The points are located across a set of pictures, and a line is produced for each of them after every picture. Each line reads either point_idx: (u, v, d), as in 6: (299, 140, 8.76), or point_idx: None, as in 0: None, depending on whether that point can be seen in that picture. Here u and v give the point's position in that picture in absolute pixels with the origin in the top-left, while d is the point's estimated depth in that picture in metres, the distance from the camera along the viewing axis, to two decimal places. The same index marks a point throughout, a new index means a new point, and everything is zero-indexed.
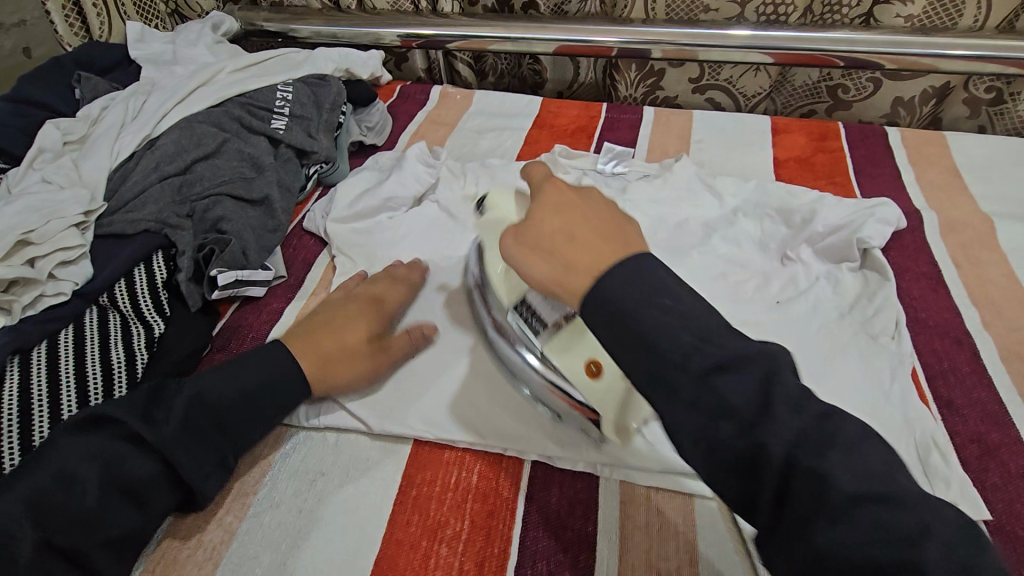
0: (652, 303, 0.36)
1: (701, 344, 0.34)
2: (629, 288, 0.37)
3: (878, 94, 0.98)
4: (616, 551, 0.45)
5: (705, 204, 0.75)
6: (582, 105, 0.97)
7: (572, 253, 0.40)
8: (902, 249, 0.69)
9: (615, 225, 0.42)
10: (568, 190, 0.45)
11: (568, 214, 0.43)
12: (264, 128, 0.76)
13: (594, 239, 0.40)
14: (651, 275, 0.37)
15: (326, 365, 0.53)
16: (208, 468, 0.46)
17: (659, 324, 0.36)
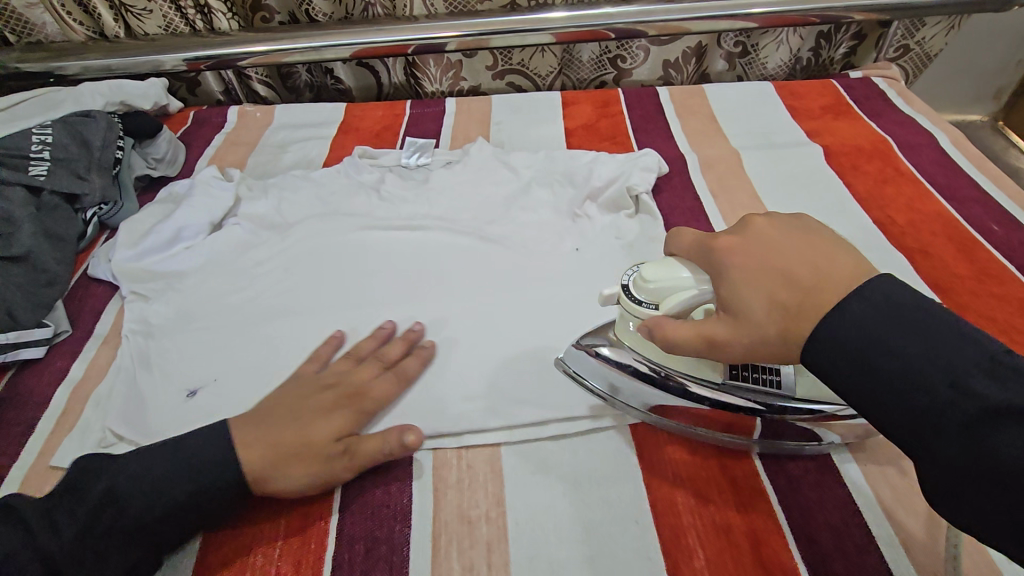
0: (888, 325, 0.36)
1: (975, 399, 0.33)
2: (885, 342, 0.36)
3: (650, 60, 1.10)
4: (431, 515, 0.47)
5: (504, 180, 0.80)
6: (386, 105, 0.99)
7: (798, 319, 0.38)
8: (670, 191, 0.78)
9: (820, 252, 0.40)
10: (740, 239, 0.43)
11: (769, 256, 0.41)
12: (19, 177, 0.69)
13: (818, 283, 0.38)
14: (906, 323, 0.36)
15: (275, 462, 0.47)
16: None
17: (878, 351, 0.36)
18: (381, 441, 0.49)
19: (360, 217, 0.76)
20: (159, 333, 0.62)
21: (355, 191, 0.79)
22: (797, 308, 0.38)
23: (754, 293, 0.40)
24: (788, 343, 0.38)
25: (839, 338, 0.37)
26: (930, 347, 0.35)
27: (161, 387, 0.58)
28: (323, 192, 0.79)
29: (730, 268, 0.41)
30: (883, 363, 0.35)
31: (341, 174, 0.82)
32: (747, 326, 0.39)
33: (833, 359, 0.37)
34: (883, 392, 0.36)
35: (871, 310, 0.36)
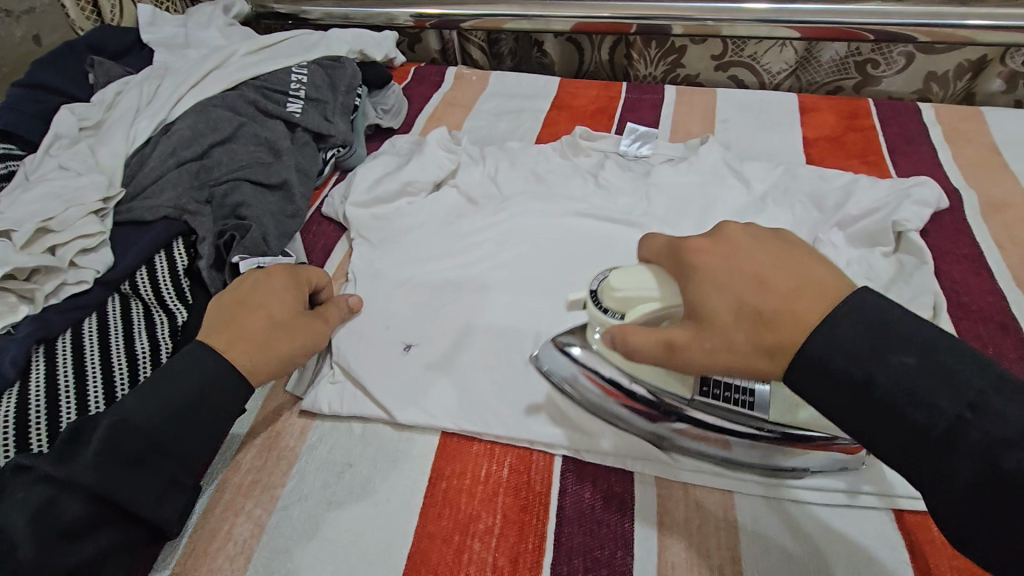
0: (850, 325, 0.33)
1: (938, 389, 0.31)
2: (853, 361, 0.32)
3: (909, 69, 0.94)
4: (653, 548, 0.44)
5: (733, 189, 0.72)
6: (601, 85, 0.95)
7: (774, 333, 0.34)
8: (941, 231, 0.66)
9: (794, 264, 0.36)
10: (715, 245, 0.38)
11: (741, 264, 0.36)
12: (280, 111, 0.74)
13: (786, 304, 0.34)
14: (862, 318, 0.33)
15: (270, 343, 0.50)
16: (165, 507, 0.43)
17: (843, 351, 0.32)
18: (338, 310, 0.57)
19: (575, 202, 0.72)
20: (384, 280, 0.64)
21: (572, 174, 0.76)
22: (773, 317, 0.34)
23: (730, 303, 0.35)
24: (756, 352, 0.34)
25: (822, 349, 0.33)
26: (887, 337, 0.33)
27: (381, 333, 0.58)
28: (538, 168, 0.77)
29: (699, 277, 0.37)
30: (846, 365, 0.32)
31: (556, 153, 0.79)
32: (716, 331, 0.35)
33: (816, 375, 0.33)
34: (852, 389, 0.32)
35: (844, 323, 0.33)
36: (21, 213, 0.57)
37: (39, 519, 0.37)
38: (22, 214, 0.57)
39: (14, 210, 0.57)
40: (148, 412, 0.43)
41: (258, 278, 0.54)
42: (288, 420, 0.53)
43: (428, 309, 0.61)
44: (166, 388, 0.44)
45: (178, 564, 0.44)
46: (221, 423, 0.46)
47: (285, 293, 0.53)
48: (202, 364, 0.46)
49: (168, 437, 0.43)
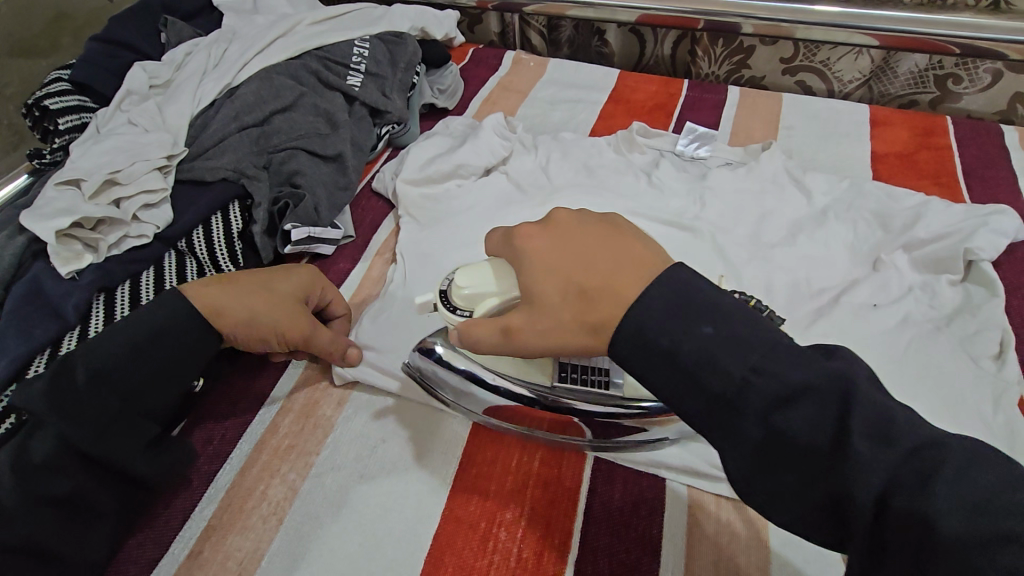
0: (683, 311, 0.34)
1: (779, 381, 0.31)
2: (663, 329, 0.34)
3: (995, 88, 0.88)
4: (682, 557, 0.43)
5: (792, 200, 0.69)
6: (662, 81, 0.92)
7: (587, 312, 0.37)
8: (1016, 263, 0.62)
9: (615, 244, 0.39)
10: (545, 228, 0.41)
11: (570, 246, 0.39)
12: (341, 84, 0.75)
13: (603, 282, 0.36)
14: (693, 304, 0.34)
15: (242, 291, 0.49)
16: (135, 448, 0.43)
17: (677, 333, 0.33)
18: (333, 334, 0.52)
19: (626, 200, 0.71)
20: (430, 259, 0.64)
21: (624, 170, 0.74)
22: (590, 297, 0.36)
23: (553, 283, 0.38)
24: (584, 330, 0.37)
25: (640, 333, 0.34)
26: (734, 334, 0.33)
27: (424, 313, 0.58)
28: (590, 161, 0.76)
29: (526, 261, 0.40)
30: (678, 348, 0.33)
31: (611, 147, 0.78)
32: (544, 313, 0.38)
33: (647, 363, 0.34)
34: (704, 386, 0.33)
35: (668, 301, 0.34)
36: (90, 164, 0.59)
37: (18, 458, 0.41)
38: (91, 165, 0.59)
39: (84, 160, 0.59)
40: (101, 352, 0.43)
41: (285, 270, 0.53)
42: (326, 390, 0.54)
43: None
44: (114, 330, 0.44)
45: (213, 517, 0.46)
46: (173, 363, 0.45)
47: (297, 292, 0.52)
48: (155, 308, 0.46)
49: (120, 376, 0.43)
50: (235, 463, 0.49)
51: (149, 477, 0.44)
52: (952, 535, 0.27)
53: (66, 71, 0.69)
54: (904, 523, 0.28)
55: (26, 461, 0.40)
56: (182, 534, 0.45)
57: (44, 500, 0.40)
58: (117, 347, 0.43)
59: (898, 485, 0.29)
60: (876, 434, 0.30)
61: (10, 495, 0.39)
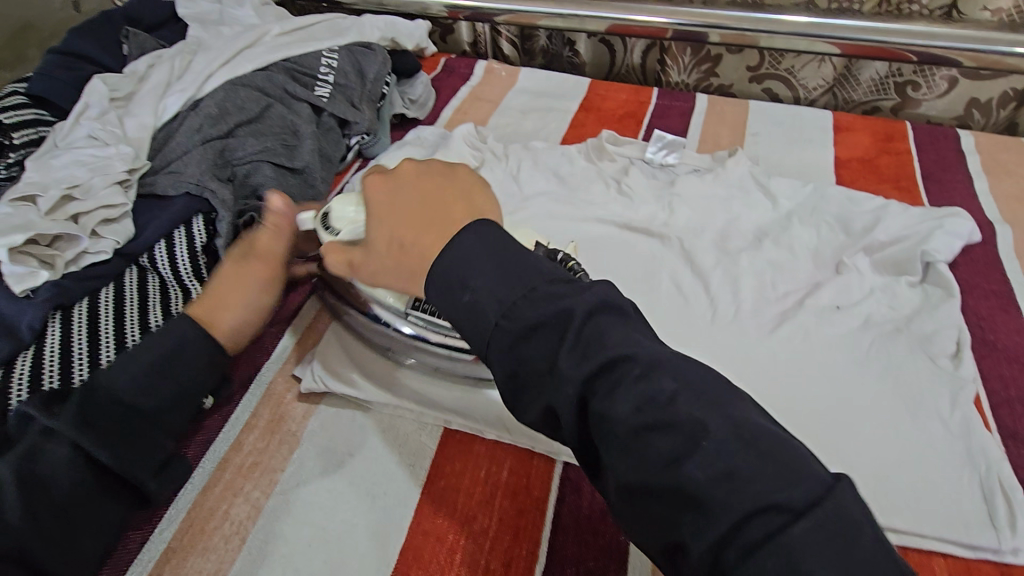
0: (476, 265, 0.36)
1: (573, 374, 0.32)
2: (469, 284, 0.35)
3: (952, 94, 0.91)
4: (650, 562, 0.43)
5: (758, 205, 0.70)
6: (632, 89, 0.93)
7: (409, 263, 0.41)
8: (972, 264, 0.64)
9: (445, 204, 0.43)
10: (387, 180, 0.45)
11: (405, 201, 0.43)
12: (308, 95, 0.74)
13: (416, 233, 0.41)
14: (507, 266, 0.36)
15: (222, 302, 0.52)
16: (147, 467, 0.44)
17: (475, 288, 0.35)
18: (274, 231, 0.56)
19: (595, 207, 0.71)
20: None
21: (594, 179, 0.75)
22: (413, 241, 0.41)
23: (386, 228, 0.43)
24: (407, 277, 0.42)
25: (449, 265, 0.36)
26: (508, 295, 0.35)
27: None
28: (560, 170, 0.76)
29: (372, 205, 0.44)
30: (476, 305, 0.35)
31: (581, 155, 0.78)
32: (376, 256, 0.44)
33: (444, 299, 0.36)
34: (484, 333, 0.35)
35: (477, 246, 0.36)
36: (47, 179, 0.57)
37: (28, 464, 0.40)
38: (48, 180, 0.57)
39: (40, 175, 0.58)
40: (127, 370, 0.45)
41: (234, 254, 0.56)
42: (291, 405, 0.53)
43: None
44: (139, 348, 0.46)
45: (173, 540, 0.45)
46: (190, 387, 0.47)
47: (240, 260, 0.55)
48: (171, 326, 0.48)
49: (139, 396, 0.44)
50: (197, 481, 0.48)
51: (154, 494, 0.44)
52: (692, 481, 0.28)
53: (24, 84, 0.68)
54: (669, 487, 0.28)
55: (40, 467, 0.40)
56: (139, 557, 0.44)
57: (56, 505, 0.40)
58: (142, 364, 0.45)
59: (661, 439, 0.29)
60: (639, 401, 0.30)
61: (12, 505, 0.38)
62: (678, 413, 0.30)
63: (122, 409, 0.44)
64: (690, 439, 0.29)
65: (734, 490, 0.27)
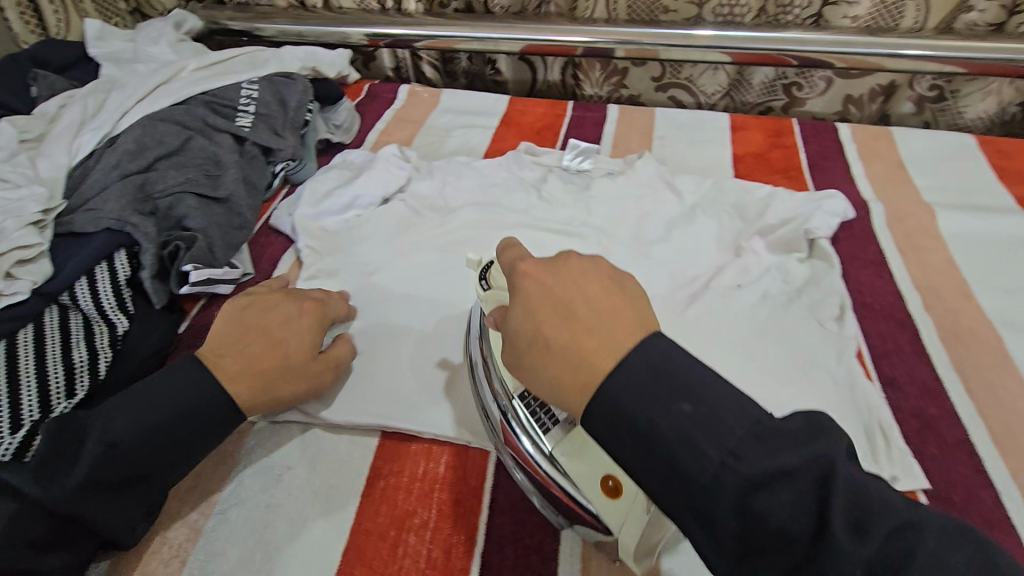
0: (642, 374, 0.36)
1: (756, 467, 0.32)
2: (639, 406, 0.35)
3: (830, 92, 1.02)
4: (580, 531, 0.46)
5: (666, 201, 0.76)
6: (548, 103, 0.99)
7: (568, 356, 0.38)
8: (850, 238, 0.72)
9: (616, 314, 0.39)
10: (546, 268, 0.42)
11: (559, 289, 0.41)
12: (229, 125, 0.76)
13: (580, 340, 0.38)
14: (661, 375, 0.36)
15: (269, 381, 0.50)
16: (123, 514, 0.44)
17: (635, 399, 0.35)
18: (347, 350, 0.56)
19: (519, 214, 0.76)
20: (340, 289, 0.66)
21: (516, 187, 0.79)
22: (573, 346, 0.38)
23: (532, 323, 0.40)
24: (567, 392, 0.38)
25: (620, 389, 0.36)
26: (707, 411, 0.34)
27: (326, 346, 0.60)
28: (484, 183, 0.80)
29: (521, 293, 0.42)
30: (639, 415, 0.35)
31: (503, 167, 0.83)
32: (525, 366, 0.40)
33: (608, 416, 0.36)
34: (641, 444, 0.35)
35: (641, 367, 0.36)
36: None
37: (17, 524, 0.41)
38: None
39: None
40: (128, 424, 0.45)
41: (287, 311, 0.54)
42: None
43: (421, 352, 0.59)
44: (148, 403, 0.46)
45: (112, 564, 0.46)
46: (193, 445, 0.47)
47: (300, 336, 0.53)
48: (180, 384, 0.47)
49: (142, 454, 0.45)
50: None
51: (126, 539, 0.45)
52: None
53: None
54: None
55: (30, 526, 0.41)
56: None
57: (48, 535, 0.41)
58: (146, 423, 0.45)
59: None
60: (853, 526, 0.30)
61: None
62: (776, 467, 0.31)
63: (109, 458, 0.43)
64: (815, 492, 0.30)
65: (877, 530, 0.29)
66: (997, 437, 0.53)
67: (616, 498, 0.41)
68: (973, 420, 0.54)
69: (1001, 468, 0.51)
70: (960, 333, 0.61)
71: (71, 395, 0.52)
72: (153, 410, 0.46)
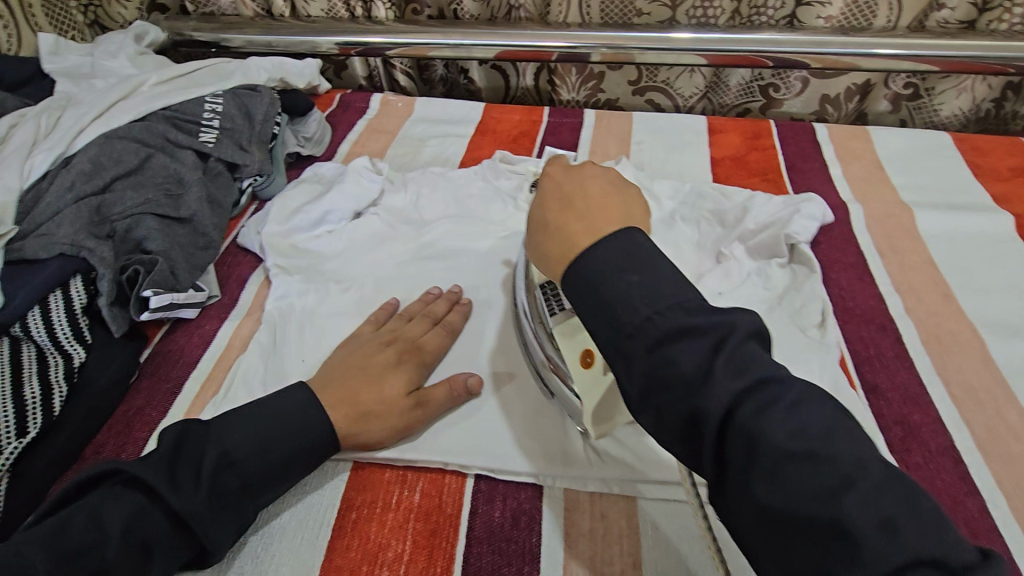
0: (624, 258, 0.38)
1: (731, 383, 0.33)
2: (605, 274, 0.38)
3: (807, 93, 1.02)
4: (560, 560, 0.45)
5: (645, 208, 0.75)
6: (524, 110, 0.98)
7: (564, 231, 0.43)
8: (830, 242, 0.71)
9: (619, 206, 0.44)
10: (565, 172, 0.47)
11: (572, 189, 0.45)
12: (192, 142, 0.73)
13: (578, 219, 0.43)
14: (641, 259, 0.38)
15: (365, 416, 0.50)
16: (220, 533, 0.44)
17: (607, 270, 0.38)
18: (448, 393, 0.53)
19: (495, 225, 0.74)
20: (309, 311, 0.63)
21: (492, 197, 0.78)
22: (569, 225, 0.43)
23: (541, 209, 0.46)
24: (555, 259, 0.43)
25: (596, 260, 0.39)
26: (650, 285, 0.37)
27: (297, 372, 0.58)
28: (459, 194, 0.78)
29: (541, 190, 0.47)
30: (608, 289, 0.38)
31: (479, 176, 0.81)
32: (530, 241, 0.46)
33: (578, 288, 0.39)
34: (609, 316, 0.37)
35: (619, 253, 0.39)
36: None
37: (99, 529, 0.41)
38: None
39: None
40: (248, 437, 0.46)
41: (389, 354, 0.54)
42: None
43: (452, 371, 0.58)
44: (249, 418, 0.47)
45: None
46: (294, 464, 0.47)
47: (398, 376, 0.52)
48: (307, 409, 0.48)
49: (244, 467, 0.45)
50: None
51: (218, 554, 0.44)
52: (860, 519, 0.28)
53: None
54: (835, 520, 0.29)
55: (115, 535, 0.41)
56: None
57: (131, 550, 0.41)
58: (262, 437, 0.46)
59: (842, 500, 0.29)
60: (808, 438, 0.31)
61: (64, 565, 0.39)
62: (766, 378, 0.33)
63: (225, 472, 0.44)
64: (782, 409, 0.32)
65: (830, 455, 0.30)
66: (981, 442, 0.53)
67: (584, 370, 0.47)
68: (956, 426, 0.54)
69: (985, 474, 0.51)
70: (941, 337, 0.61)
71: (22, 434, 0.50)
72: (279, 424, 0.47)
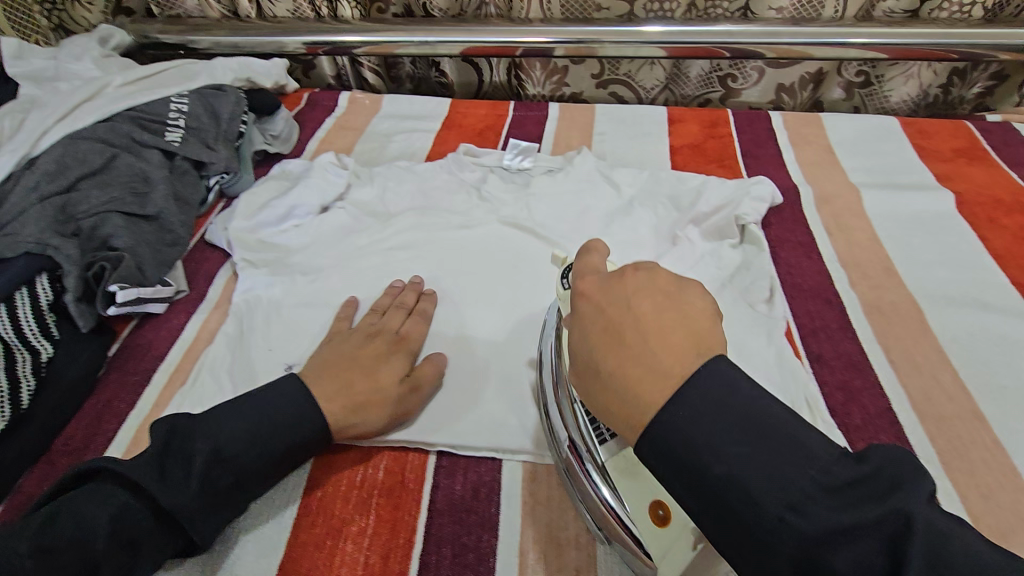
0: (704, 401, 0.33)
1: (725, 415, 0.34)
2: (686, 426, 0.33)
3: (763, 82, 1.05)
4: (518, 527, 0.47)
5: (605, 195, 0.77)
6: (490, 105, 1.00)
7: (629, 372, 0.36)
8: (781, 223, 0.74)
9: (688, 329, 0.37)
10: (603, 286, 0.40)
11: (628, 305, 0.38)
12: (157, 141, 0.74)
13: (643, 355, 0.36)
14: (722, 399, 0.33)
15: (359, 406, 0.51)
16: (207, 526, 0.44)
17: (685, 416, 0.33)
18: (432, 373, 0.55)
19: (459, 215, 0.76)
20: (275, 303, 0.65)
21: (457, 189, 0.80)
22: (630, 363, 0.36)
23: (586, 346, 0.39)
24: (624, 420, 0.36)
25: (677, 414, 0.34)
26: (697, 376, 0.34)
27: (262, 359, 0.60)
28: (424, 187, 0.80)
29: (580, 314, 0.40)
30: (680, 423, 0.33)
31: (444, 169, 0.83)
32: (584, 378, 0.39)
33: (657, 442, 0.34)
34: (652, 414, 0.35)
35: (702, 398, 0.34)
36: None
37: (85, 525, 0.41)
38: None
39: None
40: (238, 429, 0.47)
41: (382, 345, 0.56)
42: None
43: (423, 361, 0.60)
44: (239, 412, 0.48)
45: None
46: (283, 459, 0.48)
47: (389, 365, 0.54)
48: (299, 404, 0.49)
49: (234, 461, 0.46)
50: None
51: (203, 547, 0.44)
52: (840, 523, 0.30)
53: None
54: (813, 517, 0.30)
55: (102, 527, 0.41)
56: None
57: (117, 544, 0.41)
58: (254, 430, 0.47)
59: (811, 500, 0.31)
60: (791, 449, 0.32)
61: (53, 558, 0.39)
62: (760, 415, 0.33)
63: (215, 466, 0.45)
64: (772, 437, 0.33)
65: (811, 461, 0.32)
66: (917, 404, 0.56)
67: (666, 526, 0.41)
68: (894, 390, 0.57)
69: (920, 434, 0.54)
70: (882, 308, 0.64)
71: None
72: (269, 420, 0.48)
